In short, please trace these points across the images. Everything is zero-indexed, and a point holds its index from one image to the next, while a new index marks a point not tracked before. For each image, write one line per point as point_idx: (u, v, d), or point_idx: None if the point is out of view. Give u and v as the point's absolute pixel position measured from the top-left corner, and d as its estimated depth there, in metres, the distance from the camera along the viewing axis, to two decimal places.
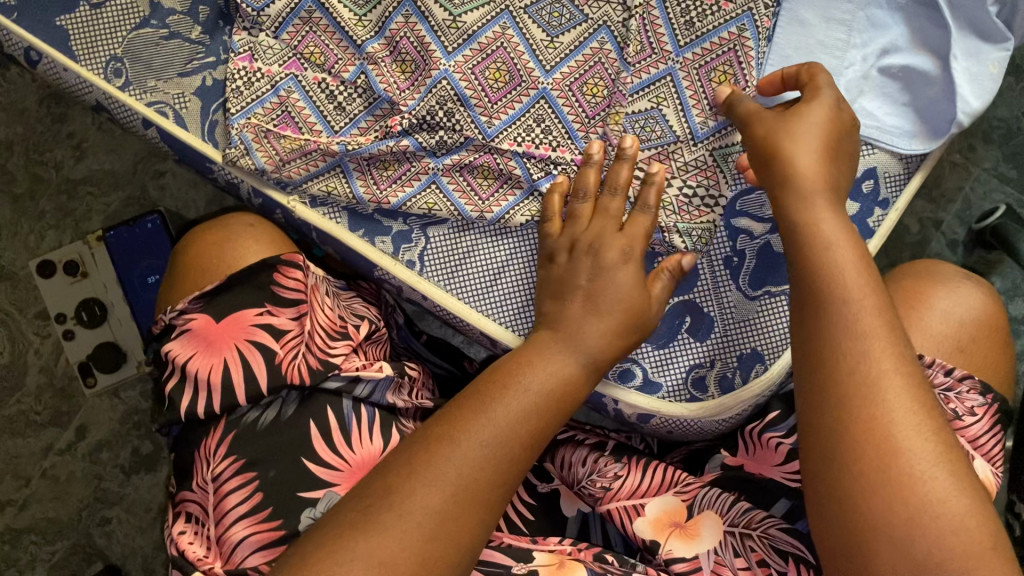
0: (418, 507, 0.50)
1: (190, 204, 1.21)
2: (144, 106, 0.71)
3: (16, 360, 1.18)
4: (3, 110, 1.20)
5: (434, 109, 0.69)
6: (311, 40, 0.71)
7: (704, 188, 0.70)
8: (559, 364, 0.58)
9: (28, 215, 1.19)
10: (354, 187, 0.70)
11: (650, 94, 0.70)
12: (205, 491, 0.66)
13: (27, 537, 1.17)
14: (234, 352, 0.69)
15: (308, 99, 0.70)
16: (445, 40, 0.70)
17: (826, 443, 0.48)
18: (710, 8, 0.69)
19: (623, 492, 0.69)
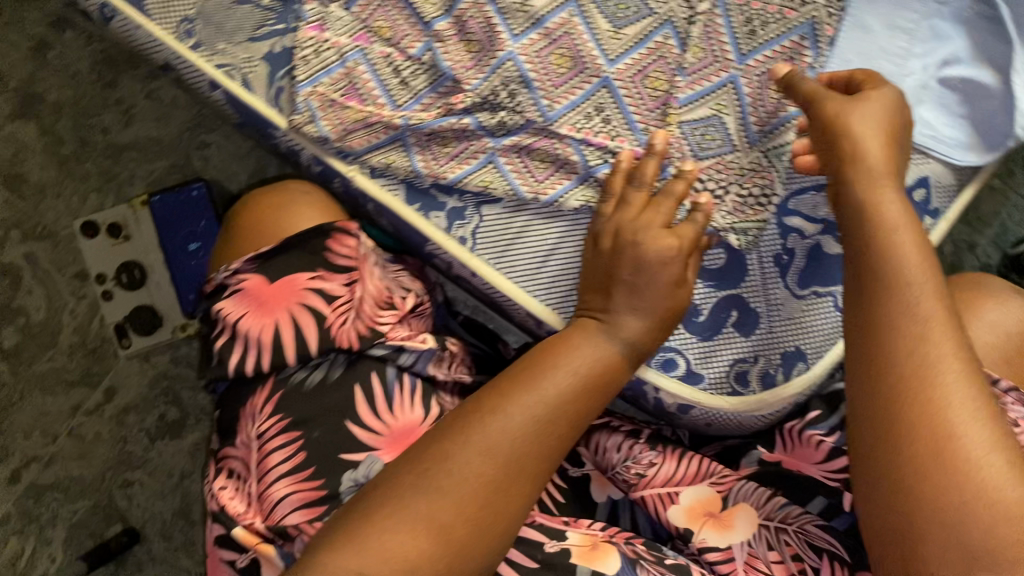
0: (470, 474, 0.53)
1: (232, 176, 1.20)
2: (212, 67, 0.73)
3: (51, 318, 1.20)
4: (56, 72, 1.21)
5: (497, 89, 0.70)
6: (380, 14, 0.72)
7: (758, 189, 0.70)
8: (605, 349, 0.60)
9: (73, 176, 1.21)
10: (413, 161, 0.71)
11: (710, 101, 0.70)
12: (249, 447, 0.67)
13: (49, 494, 1.18)
14: (286, 313, 0.70)
15: (373, 72, 0.71)
16: (512, 24, 0.70)
17: (873, 439, 0.48)
18: (772, 17, 0.70)
19: (657, 480, 0.70)
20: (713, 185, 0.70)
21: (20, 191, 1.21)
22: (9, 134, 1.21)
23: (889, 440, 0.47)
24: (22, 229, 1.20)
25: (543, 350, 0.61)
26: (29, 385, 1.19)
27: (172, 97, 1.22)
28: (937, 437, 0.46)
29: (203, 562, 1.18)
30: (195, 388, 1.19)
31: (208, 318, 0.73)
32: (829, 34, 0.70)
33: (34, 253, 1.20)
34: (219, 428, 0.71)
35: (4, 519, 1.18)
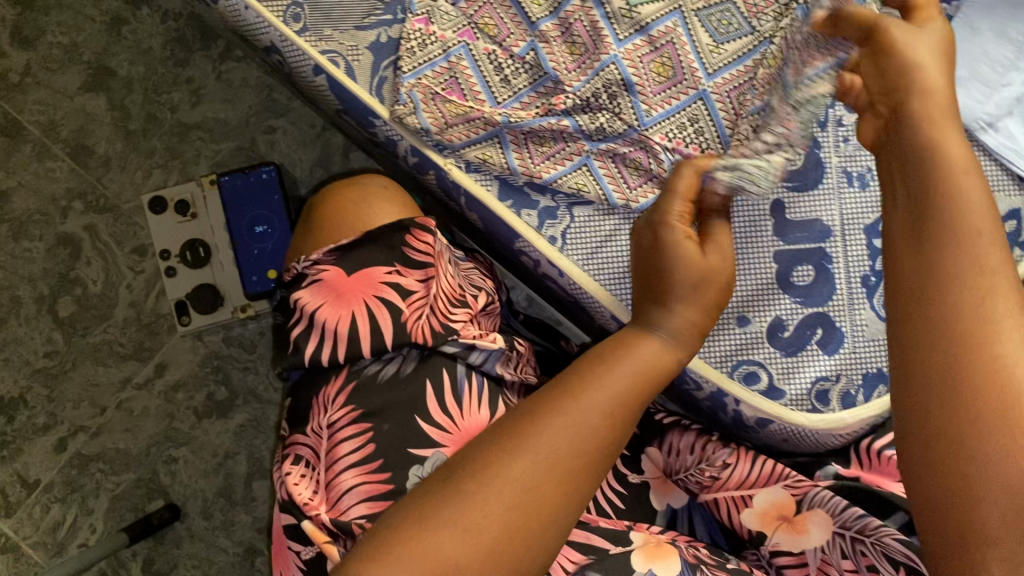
0: (523, 471, 0.49)
1: (296, 162, 1.21)
2: (317, 53, 0.73)
3: (108, 290, 1.21)
4: (129, 48, 1.22)
5: (598, 91, 0.70)
6: (487, 11, 0.73)
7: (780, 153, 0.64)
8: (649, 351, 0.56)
9: (138, 151, 1.22)
10: (509, 158, 0.72)
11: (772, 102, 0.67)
12: (319, 436, 0.68)
13: (94, 465, 1.19)
14: (363, 305, 0.69)
15: (476, 68, 0.72)
16: (619, 30, 0.71)
17: (924, 395, 0.41)
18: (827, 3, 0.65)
19: (730, 482, 0.71)
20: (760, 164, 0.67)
21: (86, 163, 1.22)
22: (79, 106, 1.22)
23: (946, 396, 0.41)
24: (85, 200, 1.21)
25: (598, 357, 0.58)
26: (82, 355, 1.20)
27: (241, 80, 1.22)
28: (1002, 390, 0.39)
29: (242, 543, 1.18)
30: (246, 369, 1.20)
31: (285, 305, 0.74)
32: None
33: (95, 224, 1.21)
34: (290, 414, 0.72)
35: (48, 487, 1.19)
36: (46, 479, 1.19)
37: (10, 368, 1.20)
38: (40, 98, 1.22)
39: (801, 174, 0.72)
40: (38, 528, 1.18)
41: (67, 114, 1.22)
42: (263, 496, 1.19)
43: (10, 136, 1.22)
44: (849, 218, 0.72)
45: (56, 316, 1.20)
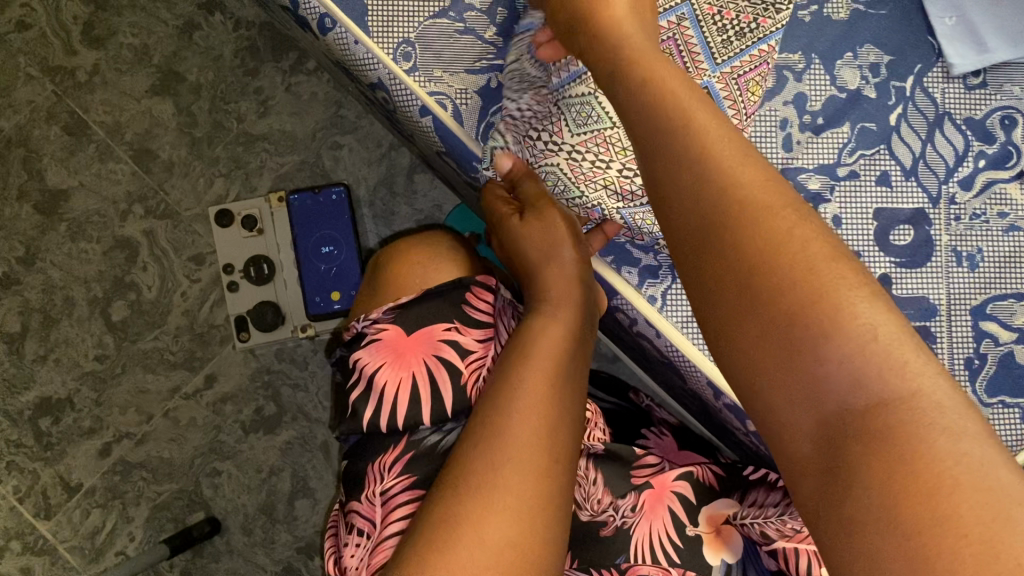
0: (515, 484, 0.50)
1: (361, 180, 1.20)
2: (426, 94, 0.71)
3: (162, 297, 1.19)
4: (200, 53, 1.21)
5: None
6: None
7: (593, 152, 0.67)
8: (550, 329, 0.60)
9: (202, 159, 1.21)
10: (622, 211, 0.68)
11: (586, 80, 0.66)
12: (372, 503, 0.63)
13: (138, 473, 1.18)
14: (424, 366, 0.66)
15: None
16: (715, 50, 0.66)
17: (741, 337, 0.39)
18: (746, 27, 0.67)
19: (814, 541, 0.68)
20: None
21: (149, 167, 1.21)
22: (146, 109, 1.21)
23: (763, 325, 0.38)
24: (145, 205, 1.20)
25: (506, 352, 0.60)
26: (132, 360, 1.19)
27: (310, 94, 1.21)
28: (818, 292, 0.37)
29: (281, 561, 1.17)
30: (295, 387, 1.19)
31: (344, 363, 0.70)
32: None
33: (154, 230, 1.20)
34: (344, 478, 0.67)
35: (90, 491, 1.18)
36: (87, 484, 1.18)
37: (59, 369, 1.19)
38: (106, 98, 1.21)
39: (908, 250, 0.71)
40: (77, 532, 1.17)
41: (132, 117, 1.21)
42: (305, 515, 1.18)
43: (73, 134, 1.21)
44: (957, 297, 0.70)
45: (108, 320, 1.19)
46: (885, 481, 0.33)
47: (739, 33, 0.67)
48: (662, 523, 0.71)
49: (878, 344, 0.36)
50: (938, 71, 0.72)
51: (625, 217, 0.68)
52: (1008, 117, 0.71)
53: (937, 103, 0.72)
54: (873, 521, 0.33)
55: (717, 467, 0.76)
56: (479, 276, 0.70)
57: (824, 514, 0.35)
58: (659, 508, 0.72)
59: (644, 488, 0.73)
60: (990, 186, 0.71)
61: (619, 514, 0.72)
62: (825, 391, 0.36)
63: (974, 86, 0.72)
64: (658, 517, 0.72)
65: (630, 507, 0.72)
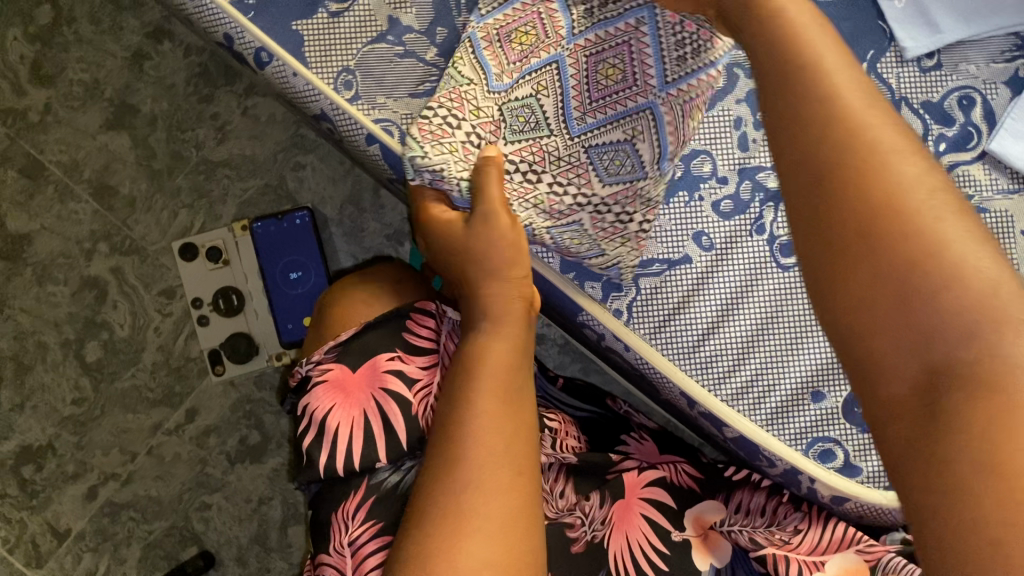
0: (482, 508, 0.51)
1: (326, 200, 1.18)
2: (371, 122, 0.69)
3: (135, 335, 1.18)
4: (152, 83, 1.19)
5: (617, 153, 0.66)
6: (532, 54, 0.67)
7: (528, 163, 0.68)
8: (497, 341, 0.60)
9: (164, 191, 1.19)
10: (551, 230, 0.67)
11: (533, 80, 0.67)
12: (342, 554, 0.64)
13: (126, 513, 1.17)
14: (372, 402, 0.67)
15: (534, 120, 0.68)
16: (668, 66, 0.63)
17: (838, 271, 0.42)
18: (693, 36, 0.61)
19: (802, 547, 0.68)
20: (574, 196, 0.67)
21: (110, 204, 1.18)
22: (102, 144, 1.19)
23: (858, 262, 0.41)
24: (110, 242, 1.18)
25: (459, 366, 0.59)
26: (111, 401, 1.17)
27: (268, 115, 1.19)
28: (932, 241, 0.39)
29: None
30: (277, 413, 1.18)
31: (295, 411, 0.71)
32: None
33: (121, 267, 1.18)
34: (312, 528, 0.69)
35: (80, 536, 1.16)
36: (77, 528, 1.16)
37: (38, 416, 1.17)
38: (60, 137, 1.19)
39: None
40: None
41: (89, 154, 1.19)
42: (299, 542, 1.17)
43: (31, 177, 1.19)
44: None
45: (83, 362, 1.17)
46: (982, 449, 0.35)
47: (696, 50, 0.62)
48: (641, 533, 0.69)
49: (990, 292, 0.38)
50: (892, 56, 0.71)
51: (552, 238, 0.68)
52: (967, 97, 0.70)
53: (893, 89, 0.71)
54: (969, 475, 0.35)
55: (694, 470, 0.75)
56: (416, 302, 0.71)
57: (917, 466, 0.37)
58: (633, 518, 0.70)
59: (616, 498, 0.71)
60: (953, 169, 0.70)
61: (589, 527, 0.70)
62: (928, 334, 0.39)
63: (929, 68, 0.70)
64: (632, 528, 0.69)
65: (600, 520, 0.70)
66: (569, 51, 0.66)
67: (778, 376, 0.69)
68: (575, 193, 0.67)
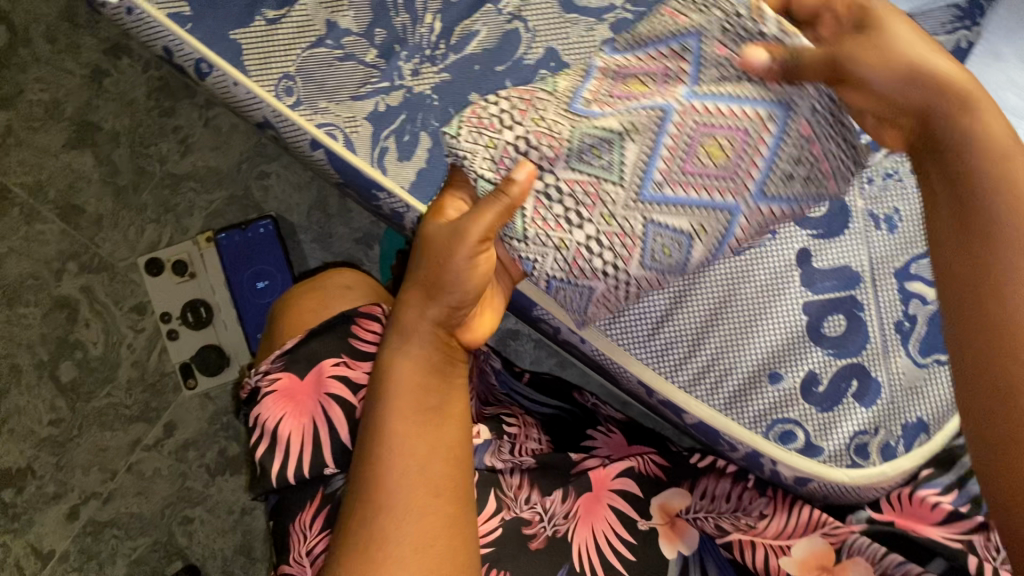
0: (400, 542, 0.52)
1: (292, 208, 1.18)
2: (314, 127, 0.69)
3: (109, 352, 1.17)
4: (111, 100, 1.18)
5: (663, 243, 0.57)
6: (644, 91, 0.57)
7: (573, 205, 0.57)
8: (406, 358, 0.56)
9: (130, 208, 1.18)
10: (551, 281, 0.59)
11: (624, 117, 0.56)
12: (301, 564, 0.65)
13: (109, 531, 1.17)
14: (319, 408, 0.68)
15: (596, 163, 0.56)
16: (773, 180, 0.55)
17: (973, 331, 0.46)
18: (808, 158, 0.55)
19: (768, 532, 0.68)
20: (603, 265, 0.57)
21: (77, 223, 1.18)
22: (65, 164, 1.18)
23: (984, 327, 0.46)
24: (78, 261, 1.18)
25: (374, 378, 0.58)
26: (88, 420, 1.17)
27: (230, 126, 1.19)
28: None
29: None
30: None
31: (247, 424, 0.71)
32: (719, 55, 0.56)
33: (91, 285, 1.18)
34: (275, 538, 0.70)
35: (63, 557, 1.16)
36: (61, 549, 1.16)
37: (15, 439, 1.17)
38: (24, 158, 1.18)
39: (825, 221, 0.70)
40: None
41: (53, 174, 1.18)
42: None
43: None
44: (880, 261, 0.69)
45: (58, 383, 1.17)
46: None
47: (808, 177, 0.56)
48: (605, 524, 0.69)
49: None
50: None
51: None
52: None
53: None
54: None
55: (662, 458, 0.76)
56: (362, 307, 0.73)
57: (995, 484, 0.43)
58: (599, 509, 0.70)
59: (581, 492, 0.71)
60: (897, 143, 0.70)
61: (549, 523, 0.69)
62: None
63: None
64: (595, 520, 0.69)
65: (562, 515, 0.70)
66: (681, 106, 0.56)
67: (735, 362, 0.69)
68: (607, 262, 0.57)
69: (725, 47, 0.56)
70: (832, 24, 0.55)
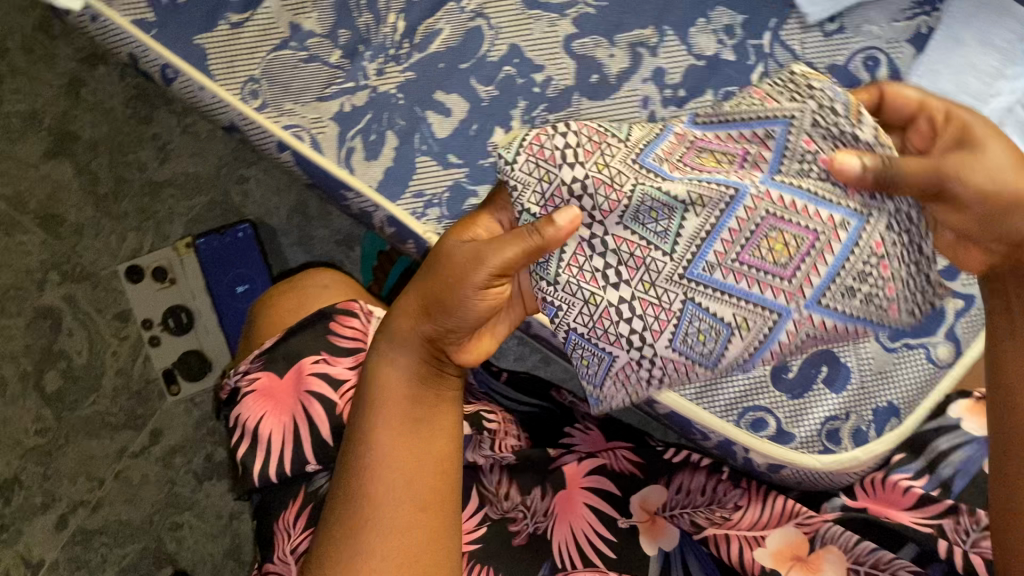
0: (381, 549, 0.53)
1: (272, 211, 1.18)
2: (281, 129, 0.72)
3: (93, 360, 1.18)
4: (89, 109, 1.19)
5: (696, 329, 0.56)
6: (723, 159, 0.55)
7: (614, 267, 0.56)
8: (396, 369, 0.55)
9: (110, 216, 1.18)
10: (574, 333, 0.58)
11: (693, 184, 0.53)
12: (286, 562, 0.65)
13: (98, 539, 1.17)
14: (299, 406, 0.68)
15: (653, 226, 0.55)
16: (830, 292, 0.54)
17: None
18: (873, 276, 0.53)
19: (742, 523, 0.67)
20: (631, 332, 0.56)
21: (58, 233, 1.18)
22: (45, 174, 1.19)
23: None
24: (60, 270, 1.18)
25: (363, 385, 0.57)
26: (74, 429, 1.17)
27: (208, 132, 1.20)
28: None
29: None
30: None
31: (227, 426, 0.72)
32: (808, 150, 0.53)
33: (74, 294, 1.18)
34: (260, 538, 0.70)
35: (52, 566, 1.16)
36: (50, 558, 1.16)
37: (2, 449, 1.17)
38: (3, 170, 1.18)
39: None
40: None
41: (33, 184, 1.18)
42: None
43: None
44: None
45: (43, 393, 1.18)
46: None
47: (868, 296, 0.54)
48: (583, 522, 0.70)
49: None
50: (794, 23, 0.73)
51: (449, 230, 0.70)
52: (872, 57, 0.71)
53: (798, 55, 0.72)
54: None
55: (635, 455, 0.75)
56: (340, 304, 0.72)
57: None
58: (576, 507, 0.71)
59: (558, 491, 0.72)
60: None
61: (531, 520, 0.70)
62: None
63: (832, 32, 0.72)
64: (573, 518, 0.70)
65: (542, 513, 0.71)
66: (756, 190, 0.53)
67: None
68: (637, 333, 0.56)
69: (815, 142, 0.53)
70: (925, 132, 0.55)
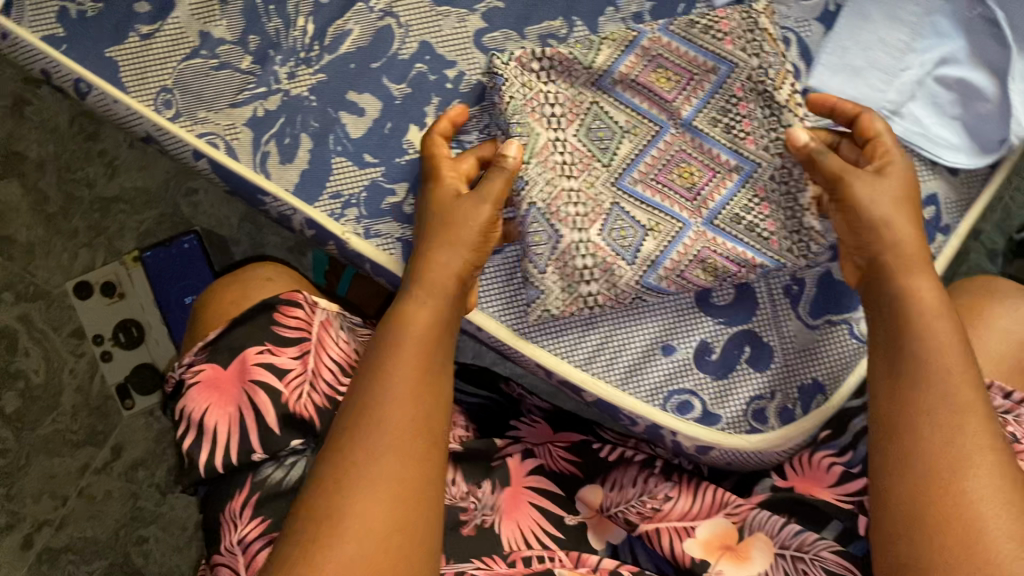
0: (388, 467, 0.52)
1: (223, 222, 1.19)
2: (195, 138, 0.75)
3: (51, 379, 1.18)
4: (35, 128, 1.19)
5: (619, 225, 0.72)
6: (663, 84, 0.73)
7: (569, 159, 0.72)
8: (425, 309, 0.61)
9: (62, 233, 1.19)
10: (533, 215, 0.71)
11: (632, 114, 0.74)
12: (233, 553, 0.65)
13: (64, 557, 1.17)
14: (243, 396, 0.68)
15: (601, 130, 0.73)
16: (723, 217, 0.72)
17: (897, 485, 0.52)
18: (754, 216, 0.72)
19: (672, 515, 0.67)
20: (574, 217, 0.71)
21: (9, 253, 1.18)
22: None
23: (913, 500, 0.51)
24: (14, 291, 1.18)
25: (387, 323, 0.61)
26: (34, 449, 1.18)
27: None
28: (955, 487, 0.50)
29: None
30: None
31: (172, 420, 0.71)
32: (739, 108, 0.73)
33: (29, 314, 1.18)
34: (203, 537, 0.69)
35: None
36: None
37: None
38: None
39: None
40: None
41: None
42: None
43: None
44: None
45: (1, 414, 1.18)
46: None
47: (751, 228, 0.72)
48: (528, 518, 0.68)
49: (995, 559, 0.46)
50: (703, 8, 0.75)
51: (367, 229, 0.74)
52: None
53: None
54: None
55: (570, 452, 0.75)
56: (284, 295, 0.73)
57: None
58: (521, 505, 0.69)
59: (505, 487, 0.70)
60: None
61: (479, 511, 0.68)
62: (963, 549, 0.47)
63: None
64: (518, 514, 0.69)
65: (490, 505, 0.69)
66: (676, 126, 0.73)
67: (632, 336, 0.74)
68: (579, 215, 0.71)
69: (745, 101, 0.72)
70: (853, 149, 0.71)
